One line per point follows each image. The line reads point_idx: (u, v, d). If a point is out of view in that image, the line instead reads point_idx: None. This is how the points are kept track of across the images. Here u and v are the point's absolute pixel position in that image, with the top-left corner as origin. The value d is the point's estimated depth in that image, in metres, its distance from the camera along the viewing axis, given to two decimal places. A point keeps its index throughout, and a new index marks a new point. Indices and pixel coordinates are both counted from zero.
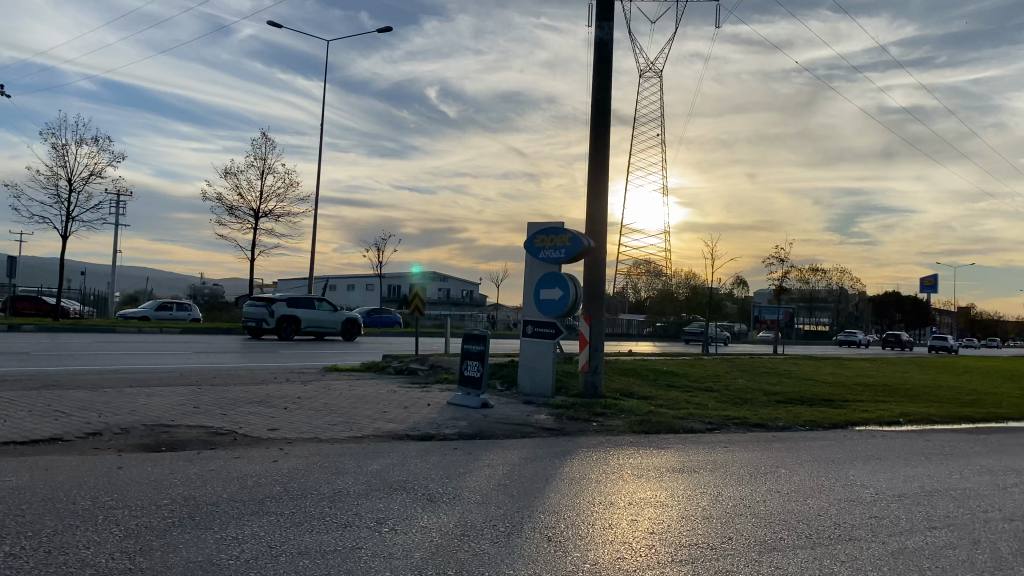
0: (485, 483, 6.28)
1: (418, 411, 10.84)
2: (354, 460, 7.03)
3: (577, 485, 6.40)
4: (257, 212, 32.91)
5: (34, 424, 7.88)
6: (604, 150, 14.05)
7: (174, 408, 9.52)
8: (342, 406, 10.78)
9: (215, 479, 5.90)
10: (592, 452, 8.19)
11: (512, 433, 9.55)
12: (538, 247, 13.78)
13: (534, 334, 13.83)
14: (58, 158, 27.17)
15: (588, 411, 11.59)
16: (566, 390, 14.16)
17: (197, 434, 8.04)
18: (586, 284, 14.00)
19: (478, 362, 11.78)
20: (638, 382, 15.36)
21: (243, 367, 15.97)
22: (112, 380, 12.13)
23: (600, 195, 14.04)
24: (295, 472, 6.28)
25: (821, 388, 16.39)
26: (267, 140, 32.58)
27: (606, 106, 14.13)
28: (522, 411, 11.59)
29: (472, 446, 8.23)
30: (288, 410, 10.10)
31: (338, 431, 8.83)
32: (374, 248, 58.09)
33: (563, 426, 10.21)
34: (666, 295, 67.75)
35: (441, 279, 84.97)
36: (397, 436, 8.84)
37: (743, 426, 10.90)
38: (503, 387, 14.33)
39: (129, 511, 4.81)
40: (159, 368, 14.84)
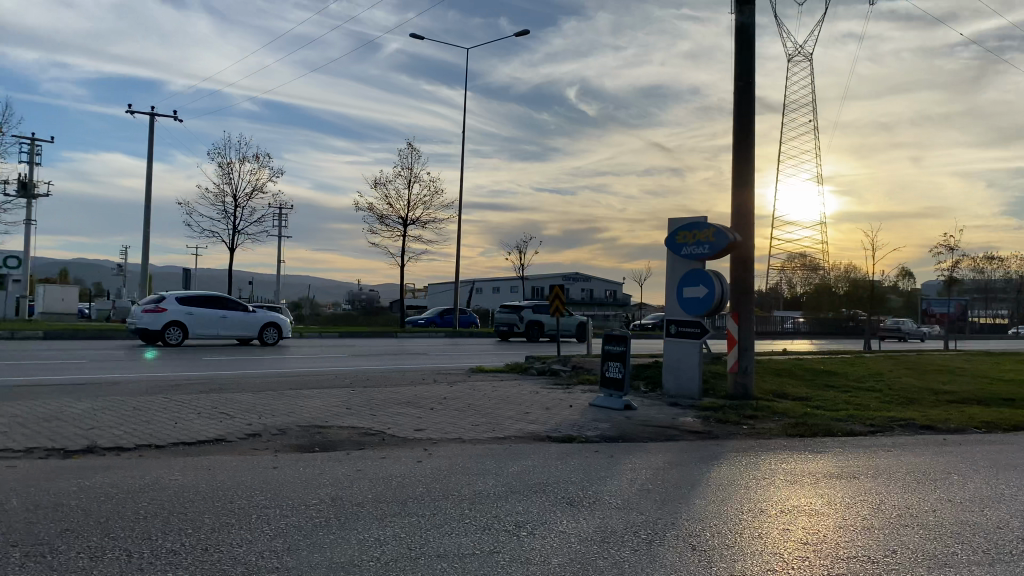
0: (628, 487, 6.12)
1: (561, 413, 10.80)
2: (496, 461, 7.06)
3: (725, 490, 6.12)
4: (405, 220, 34.02)
5: (202, 426, 8.41)
6: (748, 140, 13.50)
7: (327, 409, 9.92)
8: (486, 408, 10.89)
9: (361, 479, 6.06)
10: (741, 456, 7.82)
11: (656, 436, 9.31)
12: (681, 243, 13.41)
13: (679, 333, 13.46)
14: (225, 177, 29.16)
15: (737, 413, 11.14)
16: (714, 391, 13.69)
17: (348, 434, 8.33)
18: (733, 281, 13.48)
19: (621, 364, 11.61)
20: (791, 382, 14.64)
21: (393, 369, 16.49)
22: (273, 382, 12.82)
23: (745, 187, 13.48)
24: (438, 474, 6.35)
25: (1000, 386, 15.01)
26: (413, 150, 33.63)
27: (749, 94, 13.56)
28: (666, 412, 11.31)
29: (615, 448, 8.08)
30: (434, 411, 10.30)
31: (480, 433, 8.91)
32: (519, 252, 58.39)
33: (711, 429, 9.85)
34: (824, 290, 64.55)
35: (586, 279, 84.87)
36: (539, 438, 8.82)
37: (910, 429, 10.12)
38: (648, 389, 14.04)
39: (279, 510, 5.01)
40: (316, 371, 15.59)
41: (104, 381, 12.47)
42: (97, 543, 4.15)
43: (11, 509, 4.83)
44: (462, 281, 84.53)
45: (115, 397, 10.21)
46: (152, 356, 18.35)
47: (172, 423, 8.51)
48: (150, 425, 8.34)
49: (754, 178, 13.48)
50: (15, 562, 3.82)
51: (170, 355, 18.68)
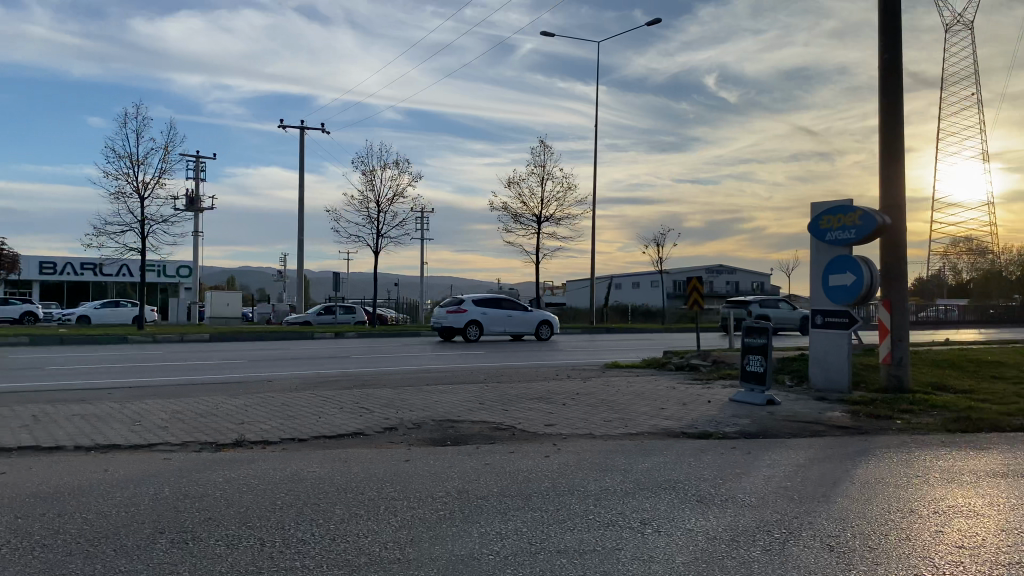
0: (764, 484, 5.82)
1: (698, 408, 10.48)
2: (626, 457, 6.91)
3: (872, 488, 5.70)
4: (540, 218, 34.20)
5: (343, 420, 8.71)
6: (896, 115, 12.62)
7: (461, 404, 10.06)
8: (620, 403, 10.72)
9: (488, 473, 6.09)
10: (893, 453, 7.28)
11: (800, 431, 8.84)
12: (825, 229, 12.72)
13: (825, 323, 12.76)
14: (367, 183, 30.29)
15: (890, 408, 10.41)
16: (866, 384, 12.87)
17: (480, 429, 8.41)
18: (884, 266, 12.65)
19: (761, 357, 11.13)
20: (954, 374, 13.55)
21: (529, 365, 16.56)
22: (412, 378, 13.16)
23: (895, 165, 12.61)
24: (565, 469, 6.29)
25: None
26: (547, 148, 33.75)
27: (896, 66, 12.67)
28: (812, 407, 10.74)
29: (753, 444, 7.73)
30: (567, 406, 10.24)
31: (613, 428, 8.76)
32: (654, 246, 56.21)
33: (860, 425, 9.26)
34: (994, 275, 59.76)
35: (730, 271, 82.44)
36: (673, 433, 8.57)
37: None
38: (793, 383, 13.40)
39: (405, 502, 5.09)
40: (453, 368, 15.89)
41: (259, 378, 13.23)
42: (233, 532, 4.37)
43: (162, 497, 5.18)
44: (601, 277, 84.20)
45: (267, 394, 10.79)
46: (304, 355, 19.34)
47: (315, 417, 8.87)
48: (295, 419, 8.74)
49: (905, 156, 12.59)
50: (161, 547, 4.08)
51: (320, 355, 19.63)
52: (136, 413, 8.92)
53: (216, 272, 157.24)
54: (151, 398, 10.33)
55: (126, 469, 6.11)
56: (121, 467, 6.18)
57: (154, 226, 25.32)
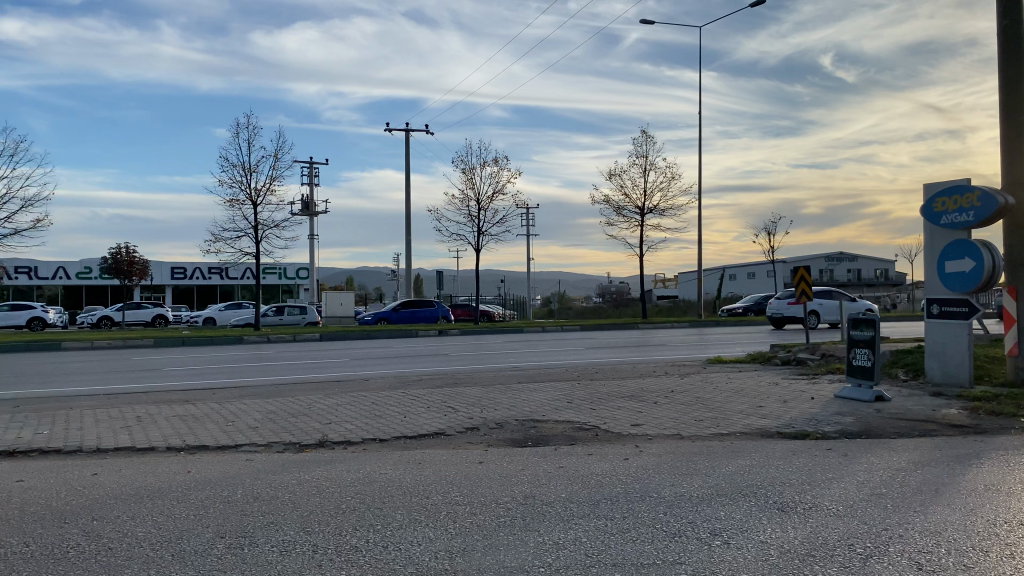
0: (857, 491, 5.38)
1: (799, 406, 9.93)
2: (711, 459, 6.57)
3: (980, 496, 5.17)
4: (644, 210, 33.62)
5: (427, 420, 8.72)
6: (1019, 85, 11.60)
7: (548, 404, 9.89)
8: (715, 400, 10.29)
9: (560, 477, 5.90)
10: (1009, 455, 6.64)
11: (908, 431, 8.21)
12: (939, 211, 11.85)
13: (942, 313, 11.87)
14: (468, 181, 30.55)
15: (1015, 404, 9.56)
16: (990, 378, 11.89)
17: (563, 429, 8.21)
18: (1008, 250, 11.66)
19: (869, 350, 10.43)
20: None
21: (627, 361, 16.21)
22: (505, 377, 13.10)
23: (1019, 140, 11.59)
24: (641, 473, 6.03)
25: None
26: (649, 138, 33.26)
27: (1018, 32, 11.65)
28: (926, 404, 9.99)
29: (852, 444, 7.22)
30: (658, 405, 9.90)
31: (702, 427, 8.40)
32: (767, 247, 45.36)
33: (978, 424, 8.52)
34: None
35: (851, 259, 78.81)
36: (768, 433, 8.12)
37: None
38: (908, 377, 12.54)
39: (468, 508, 4.98)
40: (549, 365, 15.74)
41: (358, 377, 13.51)
42: (290, 538, 4.39)
43: (232, 500, 5.27)
44: (713, 268, 82.23)
45: (361, 393, 10.98)
46: (407, 353, 19.70)
47: (401, 417, 8.92)
48: (381, 418, 8.82)
49: None
50: (217, 553, 4.13)
51: (423, 352, 19.95)
52: (232, 414, 9.23)
53: (334, 272, 163.04)
54: (253, 397, 10.71)
55: (207, 470, 6.27)
56: (203, 468, 6.36)
57: (266, 230, 26.37)
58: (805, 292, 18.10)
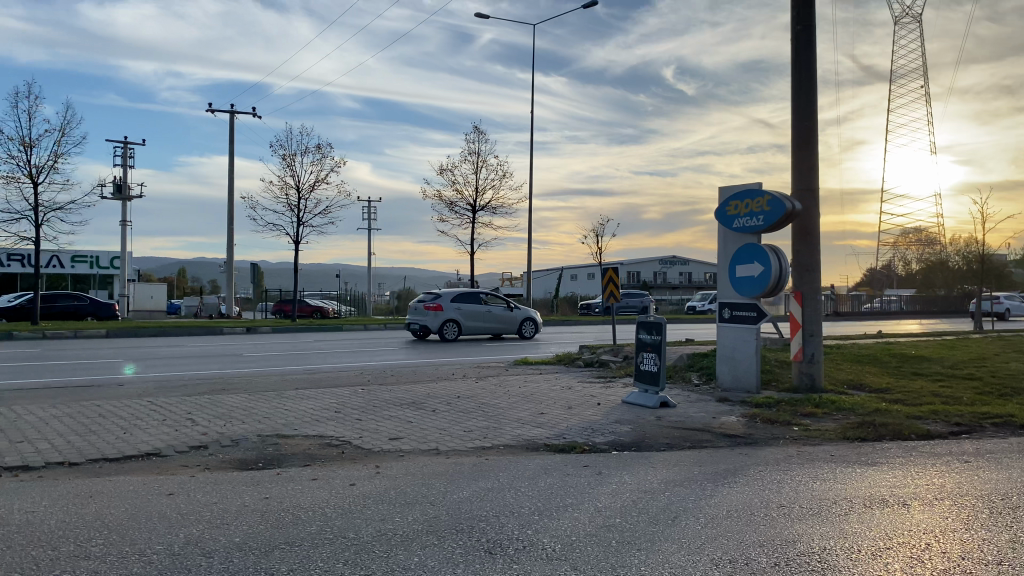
0: (587, 524, 4.69)
1: (582, 413, 9.40)
2: (447, 482, 5.74)
3: (717, 527, 4.62)
4: (476, 207, 33.13)
5: (151, 437, 7.36)
6: (809, 94, 11.69)
7: (310, 414, 8.77)
8: (497, 408, 9.55)
9: (254, 511, 4.88)
10: (768, 471, 6.25)
11: (680, 442, 7.78)
12: (732, 215, 11.75)
13: (732, 317, 11.76)
14: (287, 169, 28.65)
15: (793, 411, 9.46)
16: (776, 383, 11.91)
17: (307, 446, 7.15)
18: (795, 256, 11.68)
19: (656, 355, 10.09)
20: (871, 371, 12.74)
21: (429, 363, 15.27)
22: (282, 382, 11.79)
23: (808, 146, 11.62)
24: (356, 504, 5.10)
25: None
26: (481, 134, 32.58)
27: (810, 39, 11.73)
28: (708, 411, 9.72)
29: (614, 459, 6.65)
30: (433, 415, 9.03)
31: (466, 440, 7.61)
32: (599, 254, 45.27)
33: (752, 433, 8.27)
34: (938, 262, 60.25)
35: (683, 262, 82.17)
36: (533, 447, 7.44)
37: (1006, 430, 8.32)
38: (701, 381, 12.38)
39: (94, 565, 3.87)
40: (345, 367, 14.61)
41: (112, 382, 11.73)
42: None
43: None
44: (554, 269, 83.45)
45: (101, 400, 9.48)
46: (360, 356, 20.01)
47: (120, 433, 7.53)
48: (95, 436, 7.39)
49: (817, 137, 11.66)
50: None
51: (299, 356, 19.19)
52: None
53: (162, 262, 153.31)
54: None
55: None
56: None
57: (49, 213, 23.50)
58: (613, 293, 17.95)
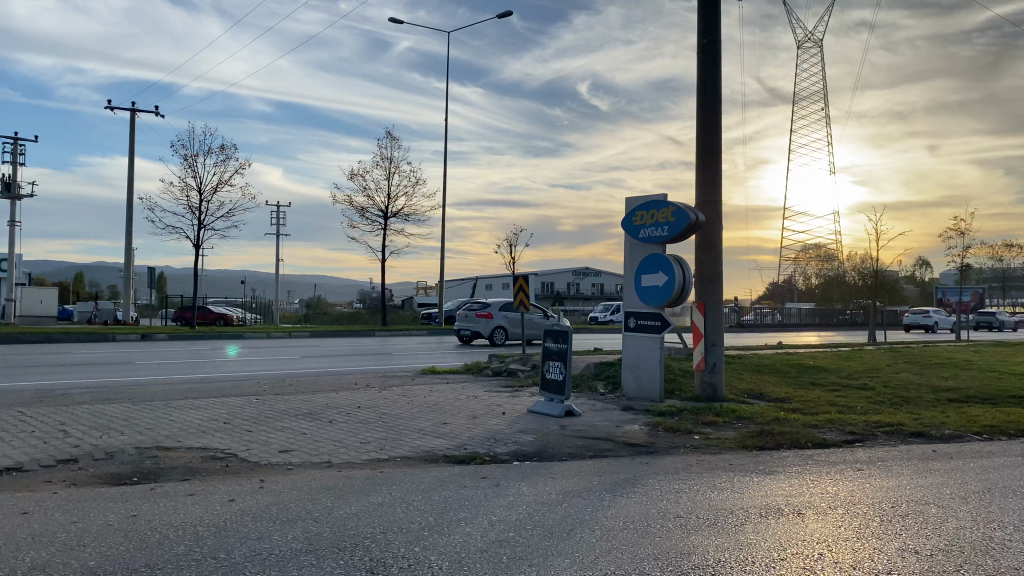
0: (478, 539, 4.47)
1: (485, 422, 9.19)
2: (334, 497, 5.43)
3: (613, 540, 4.47)
4: (387, 213, 32.64)
5: (15, 451, 6.76)
6: (714, 107, 11.86)
7: (196, 425, 8.27)
8: (397, 418, 9.23)
9: (119, 531, 4.49)
10: (668, 481, 6.18)
11: (582, 451, 7.65)
12: (638, 225, 11.80)
13: (638, 326, 11.77)
14: (188, 170, 27.54)
15: (695, 420, 9.49)
16: (679, 392, 11.99)
17: (188, 459, 6.71)
18: (698, 267, 11.82)
19: (562, 364, 9.97)
20: (771, 380, 12.99)
21: (332, 372, 14.78)
22: (172, 391, 11.15)
23: (713, 158, 11.78)
24: (232, 522, 4.76)
25: (1004, 383, 13.44)
26: (393, 139, 32.75)
27: (716, 53, 11.91)
28: (612, 420, 9.66)
29: (514, 471, 6.46)
30: (330, 425, 8.66)
31: (361, 451, 7.29)
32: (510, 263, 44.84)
33: (655, 442, 8.23)
34: (836, 277, 62.87)
35: (596, 274, 83.25)
36: (432, 458, 7.18)
37: (896, 438, 8.57)
38: (607, 390, 12.35)
39: None
40: (242, 375, 14.00)
41: None
42: None
43: None
44: (468, 279, 83.25)
45: None
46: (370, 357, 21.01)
47: None
48: None
49: (721, 149, 11.84)
50: None
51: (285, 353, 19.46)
52: None
53: (57, 265, 145.83)
54: None
55: None
56: None
57: None
58: (523, 302, 17.86)
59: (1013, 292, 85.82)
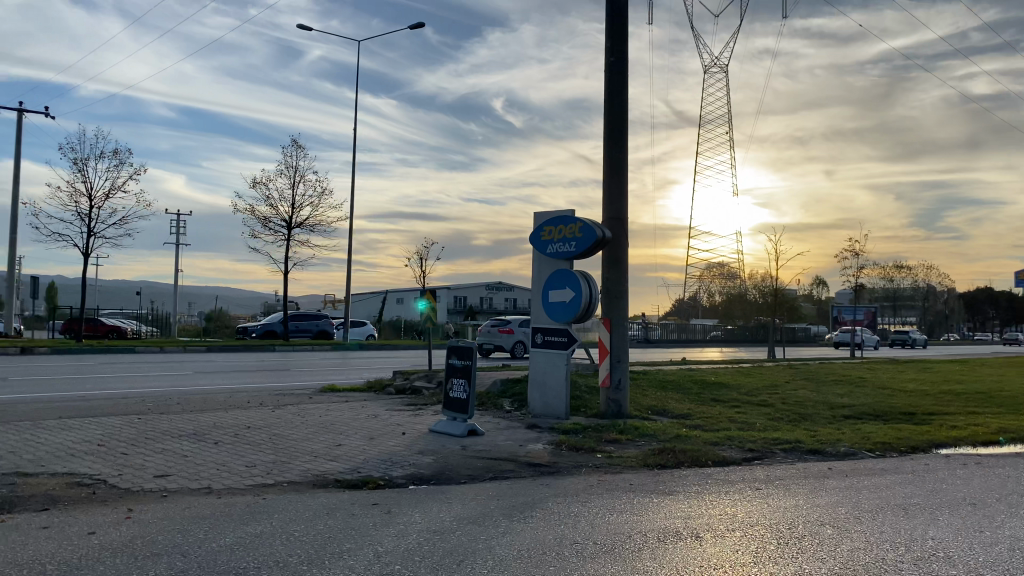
0: (360, 573, 4.18)
1: (384, 443, 8.84)
2: (208, 528, 5.02)
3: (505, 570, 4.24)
4: (291, 224, 31.76)
5: None
6: (621, 124, 11.88)
7: (66, 448, 7.65)
8: (290, 439, 8.79)
9: None
10: (568, 504, 6.00)
11: (482, 473, 7.41)
12: (545, 241, 11.69)
13: (545, 343, 11.62)
14: (78, 174, 26.09)
15: (599, 439, 9.39)
16: (585, 409, 11.88)
17: (51, 487, 6.15)
18: (604, 283, 11.78)
19: (465, 381, 9.70)
20: (675, 397, 13.04)
21: (226, 389, 14.10)
22: (45, 410, 10.36)
23: (619, 175, 11.79)
24: (87, 558, 4.32)
25: (896, 399, 13.92)
26: (301, 149, 31.68)
27: (623, 71, 11.96)
28: (515, 438, 9.45)
29: (409, 495, 6.17)
30: (217, 447, 8.17)
31: (247, 476, 6.86)
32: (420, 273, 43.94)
33: (558, 461, 8.07)
34: (739, 294, 64.79)
35: (508, 288, 83.46)
36: (324, 482, 6.81)
37: (794, 455, 8.68)
38: (513, 407, 12.14)
39: None
40: (127, 393, 13.19)
41: None
42: None
43: None
44: (379, 292, 82.13)
45: None
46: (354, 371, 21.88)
47: None
48: None
49: (628, 167, 11.85)
50: None
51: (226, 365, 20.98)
52: None
53: None
54: None
55: None
56: None
57: None
58: (430, 317, 17.53)
59: (902, 310, 90.21)
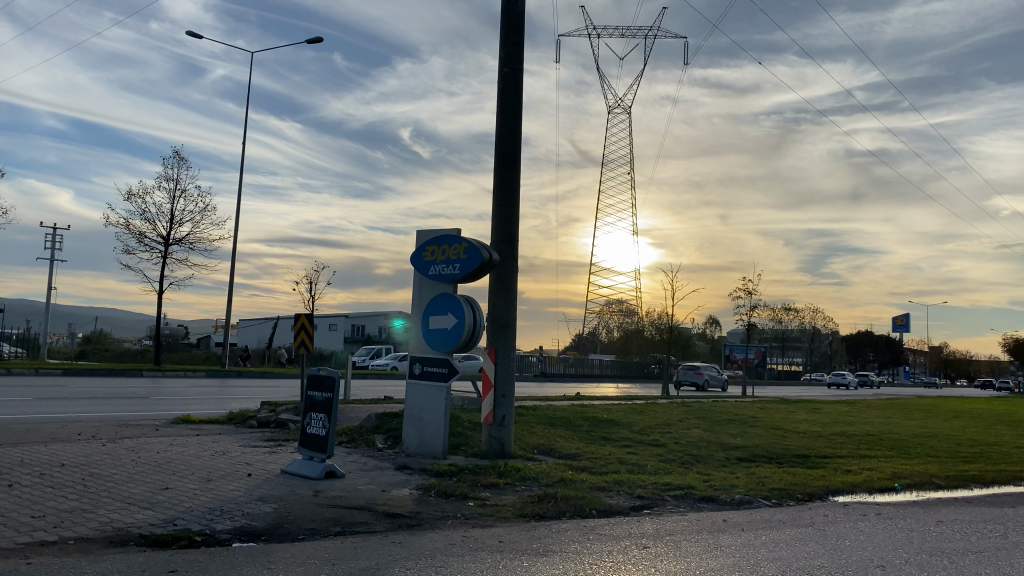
0: None
1: (220, 487, 7.54)
2: None
3: None
4: (170, 241, 29.83)
5: None
6: (514, 140, 11.06)
7: None
8: (105, 483, 7.38)
9: None
10: (416, 569, 4.94)
11: (327, 526, 6.24)
12: (428, 261, 10.69)
13: (423, 374, 10.54)
14: None
15: (476, 483, 8.37)
16: (465, 448, 10.85)
17: None
18: (490, 310, 10.85)
19: (326, 416, 8.57)
20: (564, 436, 12.16)
21: (55, 420, 12.30)
22: None
23: (510, 196, 10.91)
24: None
25: (791, 440, 13.49)
26: (181, 160, 29.96)
27: (517, 83, 11.16)
28: (379, 483, 8.31)
29: (221, 560, 4.99)
30: (6, 492, 6.70)
31: (23, 532, 5.49)
32: (311, 297, 42.01)
33: (422, 511, 7.01)
34: (637, 330, 65.37)
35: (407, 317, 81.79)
36: (123, 540, 5.52)
37: (687, 502, 7.94)
38: (386, 445, 10.96)
39: None
40: None
41: None
42: None
43: None
44: (271, 318, 79.08)
45: None
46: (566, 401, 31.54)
47: None
48: None
49: (520, 186, 11.00)
50: None
51: (74, 391, 18.79)
52: None
53: None
54: None
55: None
56: None
57: None
58: (305, 342, 16.19)
59: (790, 351, 93.15)
